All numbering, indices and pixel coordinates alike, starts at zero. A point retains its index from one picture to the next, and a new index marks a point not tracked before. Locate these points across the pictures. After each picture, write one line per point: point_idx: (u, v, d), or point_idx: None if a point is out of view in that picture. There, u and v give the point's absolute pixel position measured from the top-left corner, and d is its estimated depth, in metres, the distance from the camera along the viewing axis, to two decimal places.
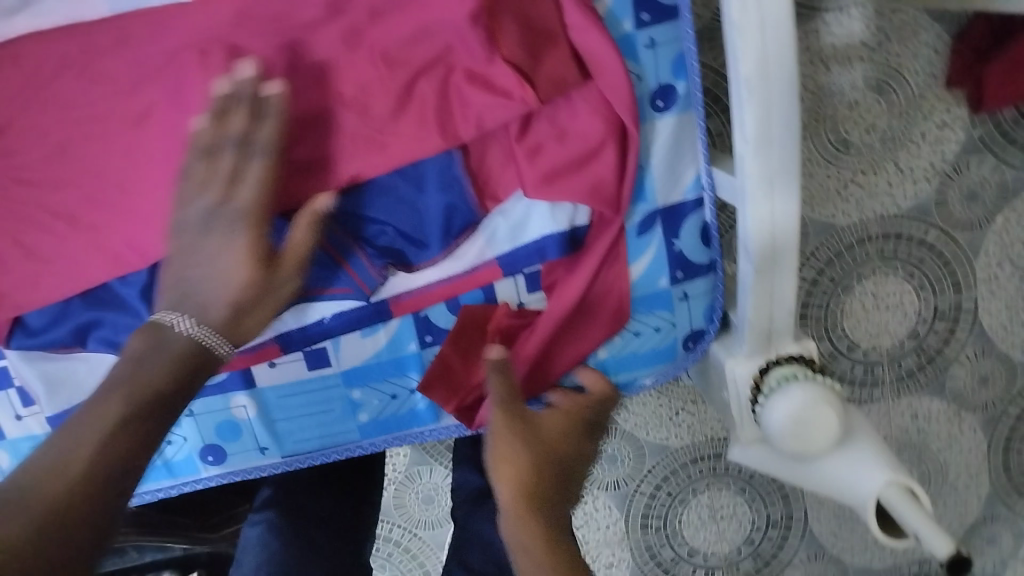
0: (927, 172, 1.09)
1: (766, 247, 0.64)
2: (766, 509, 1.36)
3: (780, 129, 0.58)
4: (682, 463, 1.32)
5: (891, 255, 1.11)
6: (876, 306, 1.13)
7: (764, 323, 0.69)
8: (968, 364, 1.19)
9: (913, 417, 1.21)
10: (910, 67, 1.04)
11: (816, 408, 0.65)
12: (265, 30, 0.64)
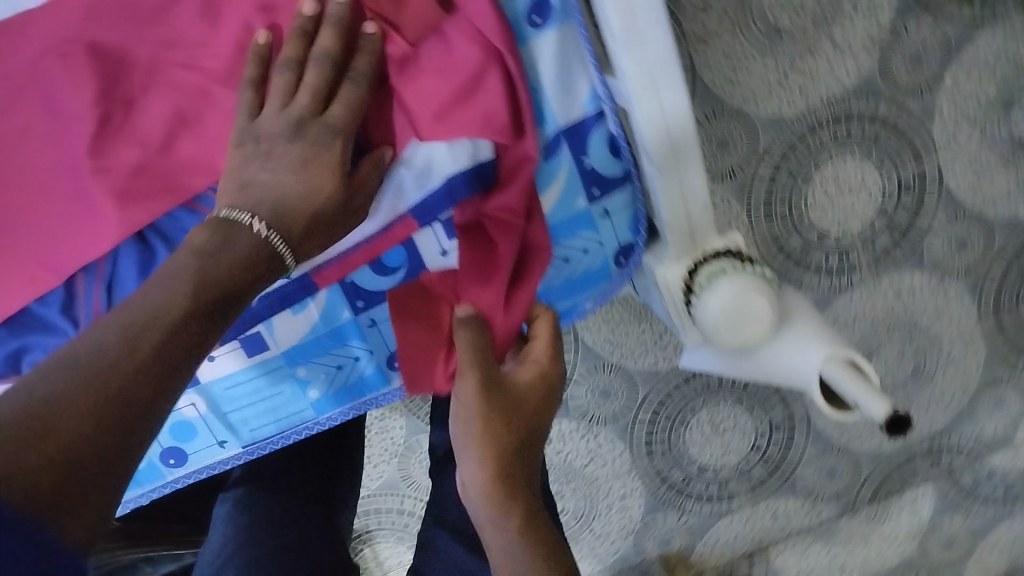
0: (866, 44, 1.00)
1: (664, 144, 0.62)
2: (767, 414, 1.30)
3: (645, 20, 0.56)
4: (677, 382, 1.26)
5: (845, 136, 1.05)
6: (840, 191, 1.08)
7: (683, 223, 0.68)
8: (942, 232, 1.14)
9: (896, 294, 1.18)
10: None
11: (748, 297, 0.63)
12: (119, 21, 0.64)
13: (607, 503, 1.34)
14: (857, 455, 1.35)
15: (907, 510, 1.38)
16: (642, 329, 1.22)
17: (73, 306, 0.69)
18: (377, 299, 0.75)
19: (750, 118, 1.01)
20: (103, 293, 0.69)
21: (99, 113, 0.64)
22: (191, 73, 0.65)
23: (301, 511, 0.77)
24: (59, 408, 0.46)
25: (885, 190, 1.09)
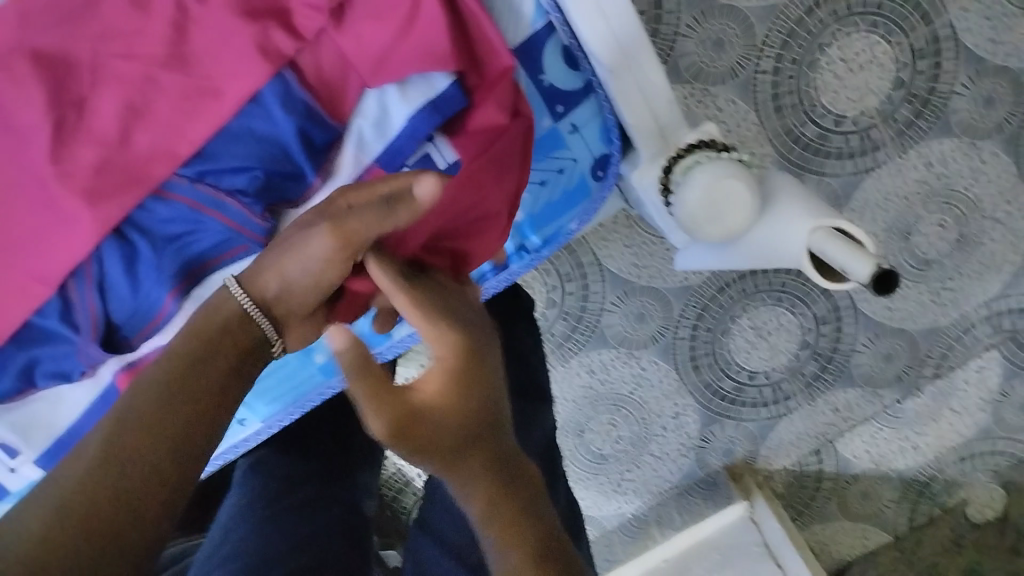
0: None
1: (608, 42, 0.62)
2: (810, 309, 1.25)
3: None
4: (711, 295, 1.23)
5: (846, 12, 0.99)
6: (850, 70, 1.03)
7: (650, 123, 0.66)
8: (968, 92, 1.06)
9: (927, 165, 1.11)
10: None
11: (719, 184, 0.62)
12: (52, 25, 0.65)
13: (661, 424, 1.34)
14: (913, 333, 1.27)
15: (974, 380, 1.31)
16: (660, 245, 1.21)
17: (71, 313, 0.70)
18: None
19: (743, 12, 0.99)
20: (97, 296, 0.70)
21: (53, 119, 0.64)
22: (131, 62, 0.64)
23: (320, 466, 0.78)
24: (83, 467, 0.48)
25: (899, 61, 1.03)
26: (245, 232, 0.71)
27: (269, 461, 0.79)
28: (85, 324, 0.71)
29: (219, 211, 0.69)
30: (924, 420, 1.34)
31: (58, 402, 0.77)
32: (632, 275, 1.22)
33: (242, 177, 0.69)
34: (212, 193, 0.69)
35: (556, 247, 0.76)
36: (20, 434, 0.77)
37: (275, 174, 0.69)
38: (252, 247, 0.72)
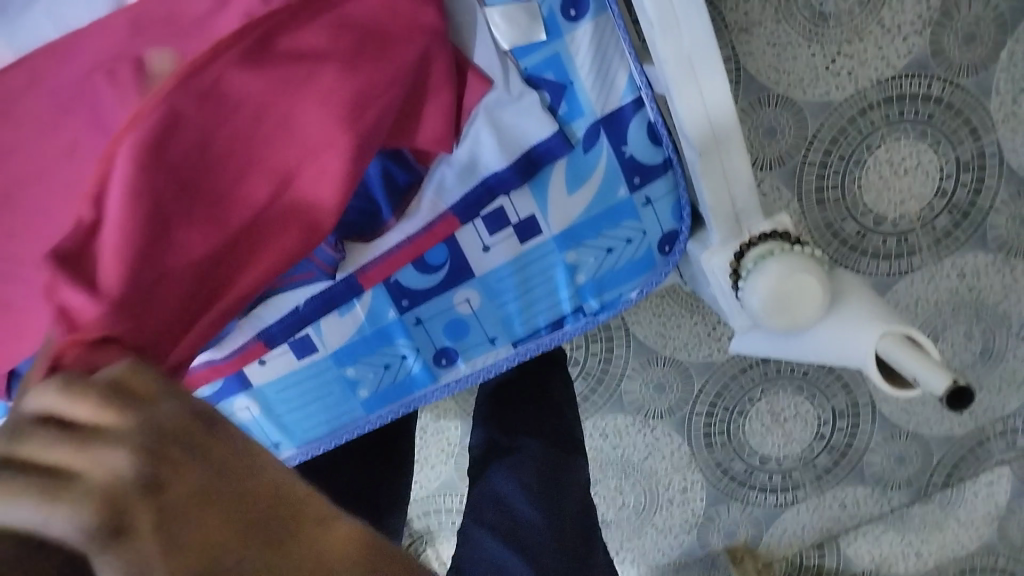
0: (915, 25, 0.96)
1: (704, 130, 0.61)
2: (830, 402, 1.26)
3: (680, 6, 0.56)
4: (734, 373, 1.24)
5: (897, 118, 1.01)
6: (894, 173, 1.04)
7: (727, 208, 0.67)
8: (1006, 211, 1.09)
9: (960, 276, 1.12)
10: None
11: (795, 278, 0.63)
12: (160, 37, 0.66)
13: (668, 497, 1.32)
14: (928, 439, 1.29)
15: (981, 492, 1.32)
16: (693, 321, 1.21)
17: None
18: (421, 296, 0.74)
19: (798, 104, 1.00)
20: None
21: None
22: None
23: None
24: None
25: (944, 171, 1.05)
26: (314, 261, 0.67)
27: None
28: None
29: None
30: (930, 528, 1.33)
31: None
32: (662, 347, 1.23)
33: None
34: None
35: (611, 312, 0.77)
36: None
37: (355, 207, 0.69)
38: (318, 275, 0.69)
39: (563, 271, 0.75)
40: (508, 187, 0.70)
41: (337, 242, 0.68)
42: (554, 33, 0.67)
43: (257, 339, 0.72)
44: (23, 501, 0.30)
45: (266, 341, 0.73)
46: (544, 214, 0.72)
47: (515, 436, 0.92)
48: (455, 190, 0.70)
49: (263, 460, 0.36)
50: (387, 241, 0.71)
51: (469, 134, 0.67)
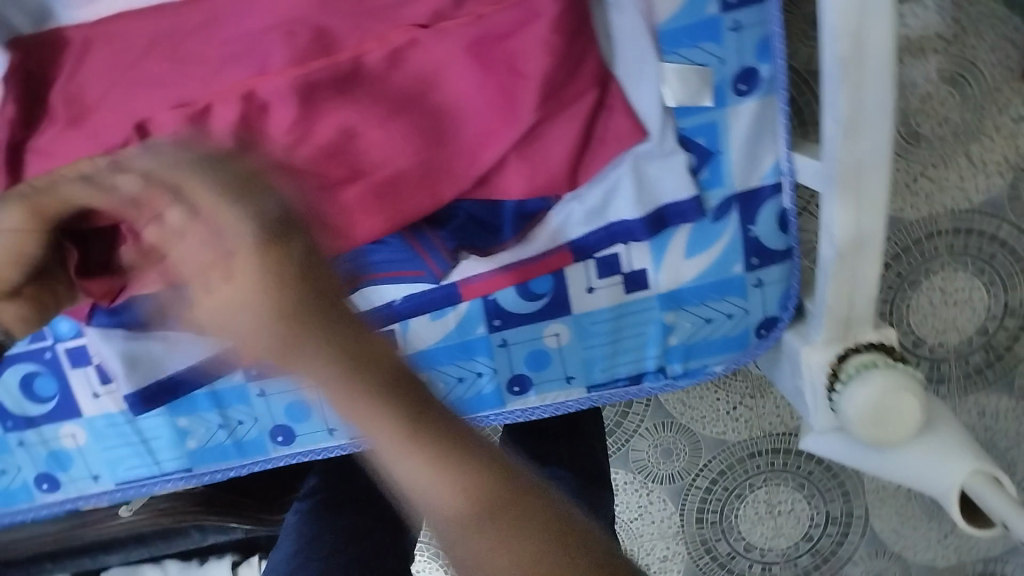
0: (1001, 166, 0.98)
1: (850, 236, 0.62)
2: (827, 505, 1.18)
3: (871, 110, 0.57)
4: (742, 457, 1.16)
5: (961, 250, 1.00)
6: (945, 302, 1.02)
7: (843, 310, 0.67)
8: None
9: (980, 417, 1.08)
10: (984, 61, 0.94)
11: (896, 395, 0.63)
12: (347, 13, 0.66)
13: (646, 562, 1.23)
14: (910, 562, 1.20)
15: None
16: (715, 395, 1.15)
17: None
18: (514, 319, 0.74)
19: None
20: None
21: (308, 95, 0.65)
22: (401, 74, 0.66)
23: (365, 521, 0.77)
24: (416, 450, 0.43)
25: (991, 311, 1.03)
26: (428, 262, 0.70)
27: (322, 519, 0.78)
28: None
29: (412, 235, 0.70)
30: None
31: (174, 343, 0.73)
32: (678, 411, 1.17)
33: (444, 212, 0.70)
34: None
35: (692, 380, 0.77)
36: (126, 366, 0.73)
37: (474, 221, 0.70)
38: (425, 276, 0.71)
39: (658, 329, 0.74)
40: (631, 237, 0.70)
41: (453, 249, 0.70)
42: (720, 103, 0.68)
43: None
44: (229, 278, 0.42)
45: None
46: (656, 269, 0.72)
47: (546, 466, 0.90)
48: (577, 228, 0.71)
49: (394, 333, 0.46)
50: (498, 259, 0.72)
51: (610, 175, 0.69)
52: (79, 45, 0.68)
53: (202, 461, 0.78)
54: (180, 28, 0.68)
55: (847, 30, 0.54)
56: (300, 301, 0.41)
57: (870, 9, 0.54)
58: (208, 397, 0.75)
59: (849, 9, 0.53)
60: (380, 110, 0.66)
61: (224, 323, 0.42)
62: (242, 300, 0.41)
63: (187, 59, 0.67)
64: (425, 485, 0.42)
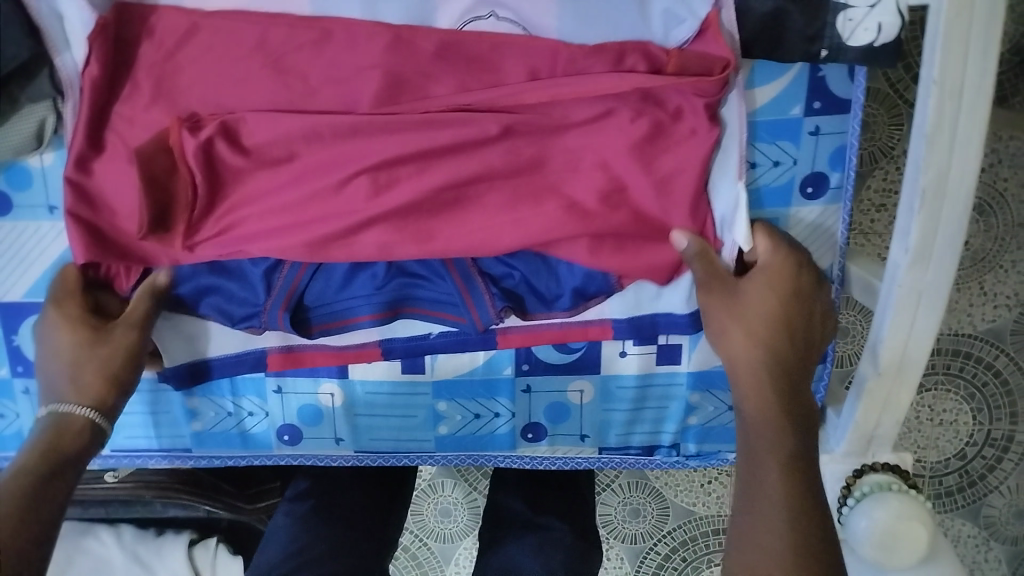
0: (1009, 300, 1.04)
1: (894, 358, 0.63)
2: None
3: (944, 244, 0.58)
4: (705, 532, 1.14)
5: (955, 372, 1.06)
6: (929, 419, 1.08)
7: (868, 429, 0.68)
8: (1008, 496, 1.09)
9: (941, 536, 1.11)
10: (1015, 195, 1.01)
11: (906, 523, 0.65)
12: (458, 71, 0.63)
13: None
14: None
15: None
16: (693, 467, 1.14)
17: (273, 271, 0.68)
18: (542, 367, 0.74)
19: None
20: (307, 276, 0.68)
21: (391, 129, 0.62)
22: (493, 126, 0.62)
23: (355, 537, 0.79)
24: (767, 483, 0.54)
25: (972, 437, 1.08)
26: (474, 314, 0.69)
27: (316, 527, 0.79)
28: (279, 292, 0.68)
29: (468, 289, 0.68)
30: None
31: (199, 335, 0.72)
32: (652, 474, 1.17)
33: (500, 269, 0.68)
34: (473, 268, 0.68)
35: (703, 461, 0.79)
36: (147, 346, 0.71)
37: (527, 285, 0.69)
38: (466, 323, 0.70)
39: (680, 407, 0.75)
40: (674, 329, 0.71)
41: (502, 310, 0.69)
42: (783, 201, 0.69)
43: (375, 344, 0.73)
44: (711, 298, 0.64)
45: (384, 349, 0.73)
46: (690, 348, 0.73)
47: (540, 510, 0.90)
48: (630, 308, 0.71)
49: (786, 390, 0.60)
50: (544, 320, 0.71)
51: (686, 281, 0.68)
52: (186, 27, 0.63)
53: (211, 446, 0.78)
54: (290, 40, 0.63)
55: (934, 163, 0.56)
56: (790, 343, 0.62)
57: (960, 147, 0.55)
58: (228, 387, 0.75)
59: (937, 142, 0.55)
60: (469, 133, 0.62)
61: (734, 348, 0.62)
62: (757, 312, 0.62)
63: (291, 74, 0.63)
64: (757, 534, 0.53)
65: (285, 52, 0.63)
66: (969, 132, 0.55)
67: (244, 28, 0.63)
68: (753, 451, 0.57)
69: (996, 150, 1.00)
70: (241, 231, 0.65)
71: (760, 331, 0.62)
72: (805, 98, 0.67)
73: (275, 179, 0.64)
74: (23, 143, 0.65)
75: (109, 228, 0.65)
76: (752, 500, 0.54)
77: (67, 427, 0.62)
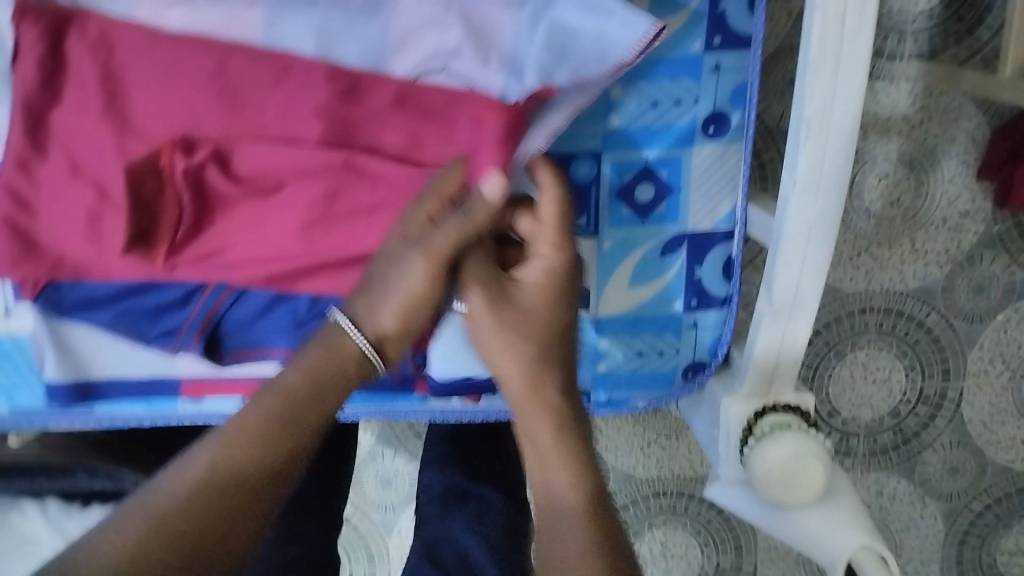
0: (940, 257, 1.04)
1: (788, 295, 0.64)
2: (716, 556, 1.15)
3: (829, 176, 0.58)
4: (646, 495, 1.13)
5: (888, 330, 1.06)
6: (864, 377, 1.07)
7: (769, 365, 0.69)
8: (941, 452, 1.11)
9: (877, 493, 1.13)
10: (945, 152, 1.00)
11: (802, 458, 0.65)
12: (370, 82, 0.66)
13: None
14: None
15: None
16: (634, 430, 1.12)
17: (192, 297, 0.70)
18: None
19: (845, 295, 1.05)
20: (228, 301, 0.70)
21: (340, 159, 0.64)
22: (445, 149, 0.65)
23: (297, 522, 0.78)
24: (568, 523, 0.54)
25: (906, 395, 1.08)
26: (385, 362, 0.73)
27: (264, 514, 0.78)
28: (198, 317, 0.70)
29: None
30: None
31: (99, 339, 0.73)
32: None
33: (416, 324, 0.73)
34: None
35: (613, 408, 0.77)
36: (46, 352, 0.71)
37: None
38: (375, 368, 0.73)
39: (589, 352, 0.75)
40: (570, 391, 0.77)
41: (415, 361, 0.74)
42: (686, 141, 0.69)
43: None
44: (479, 304, 0.60)
45: None
46: (598, 293, 0.73)
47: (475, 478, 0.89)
48: None
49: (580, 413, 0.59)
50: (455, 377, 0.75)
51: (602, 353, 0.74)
52: (145, 44, 0.63)
53: (119, 404, 0.77)
54: (251, 66, 0.64)
55: (818, 93, 0.56)
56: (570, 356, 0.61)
57: (846, 74, 0.55)
58: (145, 403, 0.77)
59: (821, 71, 0.55)
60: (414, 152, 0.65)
61: (515, 368, 0.59)
62: (536, 320, 0.60)
63: (246, 105, 0.64)
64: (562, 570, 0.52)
65: (243, 83, 0.64)
66: (852, 57, 0.55)
67: (199, 53, 0.63)
68: (545, 486, 0.56)
69: (926, 107, 0.98)
70: (212, 259, 0.67)
71: (538, 343, 0.60)
72: (705, 34, 0.66)
73: (262, 209, 0.66)
74: None
75: (48, 237, 0.66)
76: (553, 526, 0.54)
77: (339, 352, 0.57)
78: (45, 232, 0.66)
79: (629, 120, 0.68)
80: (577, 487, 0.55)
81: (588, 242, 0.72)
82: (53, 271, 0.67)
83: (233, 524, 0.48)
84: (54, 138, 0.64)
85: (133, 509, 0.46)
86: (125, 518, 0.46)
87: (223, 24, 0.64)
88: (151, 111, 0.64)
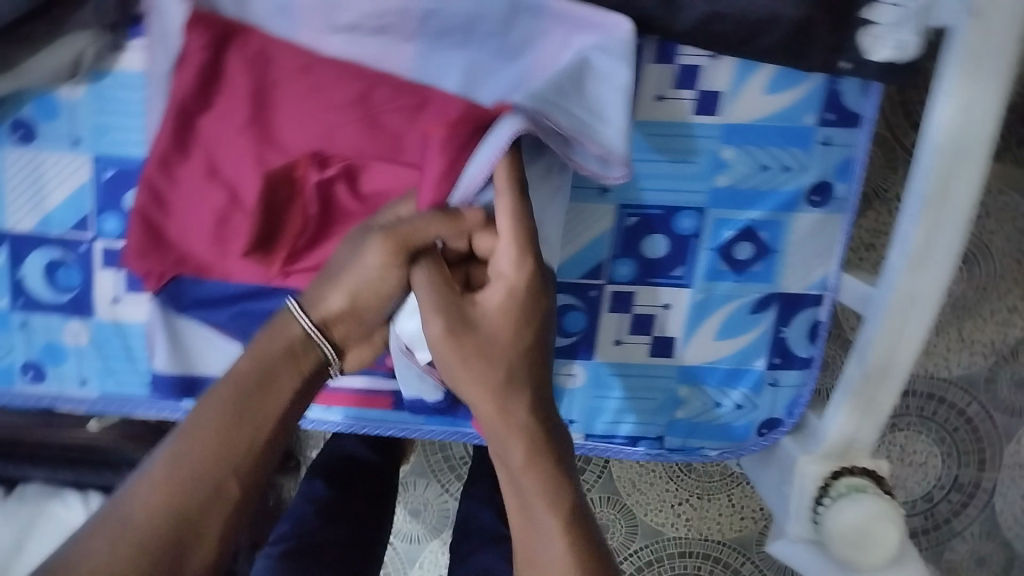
0: (985, 349, 1.06)
1: (881, 363, 0.66)
2: None
3: (940, 254, 0.61)
4: (670, 553, 1.15)
5: (927, 415, 1.07)
6: (900, 459, 1.09)
7: (850, 432, 0.71)
8: (970, 542, 1.11)
9: None
10: (1000, 248, 1.03)
11: (881, 521, 0.66)
12: None
13: None
14: None
15: None
16: (665, 486, 1.14)
17: None
18: None
19: None
20: None
21: None
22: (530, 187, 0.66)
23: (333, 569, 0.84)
24: (548, 555, 0.54)
25: (940, 480, 1.09)
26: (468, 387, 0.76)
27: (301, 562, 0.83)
28: None
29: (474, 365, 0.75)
30: None
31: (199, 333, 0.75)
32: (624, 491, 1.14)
33: None
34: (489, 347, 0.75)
35: (685, 456, 0.78)
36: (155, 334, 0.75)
37: None
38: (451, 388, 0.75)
39: (670, 398, 0.76)
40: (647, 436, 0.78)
41: None
42: (789, 205, 0.72)
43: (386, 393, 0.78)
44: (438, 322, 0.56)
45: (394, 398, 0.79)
46: (685, 342, 0.75)
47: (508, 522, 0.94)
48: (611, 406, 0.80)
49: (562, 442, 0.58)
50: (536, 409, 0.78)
51: (682, 399, 0.76)
52: (301, 65, 0.66)
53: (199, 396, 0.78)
54: (391, 101, 0.67)
55: (941, 173, 0.59)
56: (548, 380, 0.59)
57: (968, 159, 0.58)
58: None
59: (946, 153, 0.58)
60: None
61: (482, 398, 0.57)
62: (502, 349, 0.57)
63: (381, 131, 0.68)
64: None
65: (383, 112, 0.67)
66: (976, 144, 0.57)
67: (347, 82, 0.67)
68: (525, 513, 0.56)
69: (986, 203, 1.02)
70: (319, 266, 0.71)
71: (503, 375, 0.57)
72: (820, 109, 0.71)
73: None
74: (60, 71, 0.68)
75: (177, 230, 0.70)
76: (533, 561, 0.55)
77: (277, 341, 0.57)
78: (176, 227, 0.71)
79: (735, 181, 0.72)
80: (558, 513, 0.55)
81: (682, 291, 0.74)
82: (176, 265, 0.71)
83: (198, 524, 0.50)
84: (198, 141, 0.68)
85: (99, 519, 0.48)
86: (90, 535, 0.47)
87: (378, 55, 0.66)
88: (294, 128, 0.68)
